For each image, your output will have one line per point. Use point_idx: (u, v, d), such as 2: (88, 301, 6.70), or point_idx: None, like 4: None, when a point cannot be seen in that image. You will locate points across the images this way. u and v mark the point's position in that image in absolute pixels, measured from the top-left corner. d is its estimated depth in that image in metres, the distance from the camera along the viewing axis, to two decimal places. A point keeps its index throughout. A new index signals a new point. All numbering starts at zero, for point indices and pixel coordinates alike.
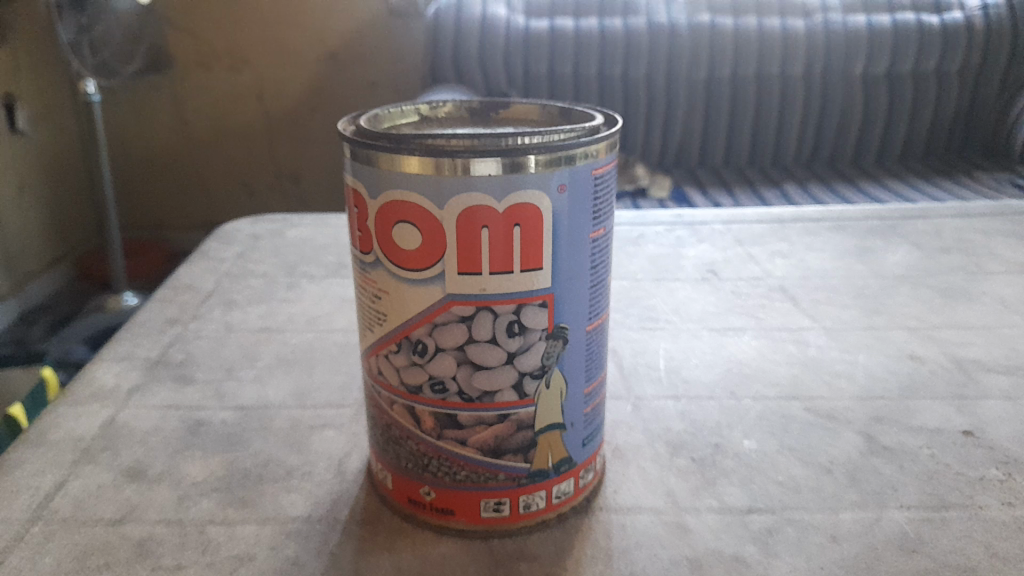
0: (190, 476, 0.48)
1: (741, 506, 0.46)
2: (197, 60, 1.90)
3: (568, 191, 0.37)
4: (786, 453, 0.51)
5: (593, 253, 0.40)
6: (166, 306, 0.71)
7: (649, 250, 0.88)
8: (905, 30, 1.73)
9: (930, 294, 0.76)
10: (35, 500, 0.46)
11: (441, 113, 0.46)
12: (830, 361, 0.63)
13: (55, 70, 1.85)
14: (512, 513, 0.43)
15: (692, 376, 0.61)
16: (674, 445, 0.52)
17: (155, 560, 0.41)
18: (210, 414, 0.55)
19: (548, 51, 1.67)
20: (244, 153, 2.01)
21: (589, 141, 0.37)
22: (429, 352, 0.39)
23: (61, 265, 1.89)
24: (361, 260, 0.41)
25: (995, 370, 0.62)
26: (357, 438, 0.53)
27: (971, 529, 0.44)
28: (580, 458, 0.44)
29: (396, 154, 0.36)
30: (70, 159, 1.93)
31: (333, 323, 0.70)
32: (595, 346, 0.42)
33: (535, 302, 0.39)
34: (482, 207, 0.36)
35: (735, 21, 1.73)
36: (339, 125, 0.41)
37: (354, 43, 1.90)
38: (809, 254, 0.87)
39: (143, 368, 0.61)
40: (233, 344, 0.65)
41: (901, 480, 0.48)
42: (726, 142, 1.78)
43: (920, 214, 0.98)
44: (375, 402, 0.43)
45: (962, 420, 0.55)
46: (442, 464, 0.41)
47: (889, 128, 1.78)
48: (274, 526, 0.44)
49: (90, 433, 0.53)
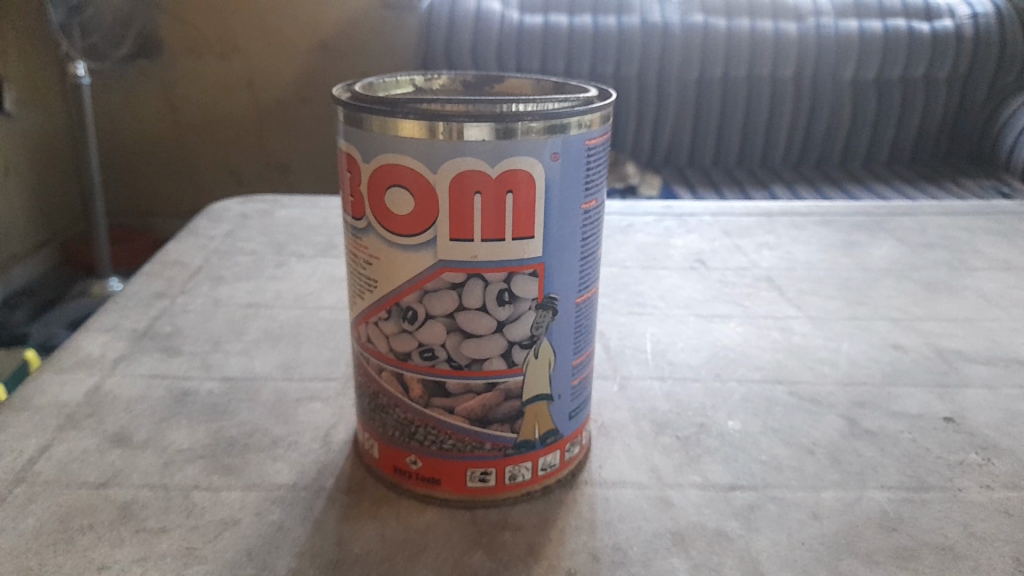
0: (175, 443, 0.48)
1: (724, 483, 0.46)
2: (186, 45, 1.89)
3: (560, 159, 0.37)
4: (769, 433, 0.52)
5: (584, 225, 0.40)
6: (154, 280, 0.71)
7: (637, 239, 0.88)
8: (896, 38, 1.74)
9: (914, 287, 0.77)
10: (18, 463, 0.46)
11: (435, 86, 0.46)
12: (813, 348, 0.64)
13: (42, 51, 1.84)
14: (497, 483, 0.43)
15: (678, 359, 0.62)
16: (659, 424, 0.53)
17: (140, 522, 0.41)
18: (197, 384, 0.55)
19: (542, 50, 1.66)
20: (234, 140, 2.00)
21: (583, 110, 0.37)
22: (419, 319, 0.39)
23: (45, 250, 1.88)
24: (352, 226, 0.41)
25: (976, 360, 0.62)
26: (344, 410, 0.53)
27: (950, 509, 0.45)
28: (567, 431, 0.44)
29: (389, 117, 0.36)
30: (56, 142, 1.91)
31: (321, 300, 0.70)
32: (584, 318, 0.42)
33: (526, 271, 0.39)
34: (475, 173, 0.37)
35: (728, 22, 1.72)
36: (333, 90, 0.41)
37: (346, 33, 1.90)
38: (796, 246, 0.88)
39: (129, 339, 0.61)
40: (221, 318, 0.65)
41: (881, 461, 0.49)
42: (716, 142, 1.79)
43: (907, 211, 0.99)
44: (363, 369, 0.43)
45: (943, 407, 0.56)
46: (430, 432, 0.42)
47: (877, 133, 1.80)
48: (259, 492, 0.44)
49: (75, 399, 0.52)
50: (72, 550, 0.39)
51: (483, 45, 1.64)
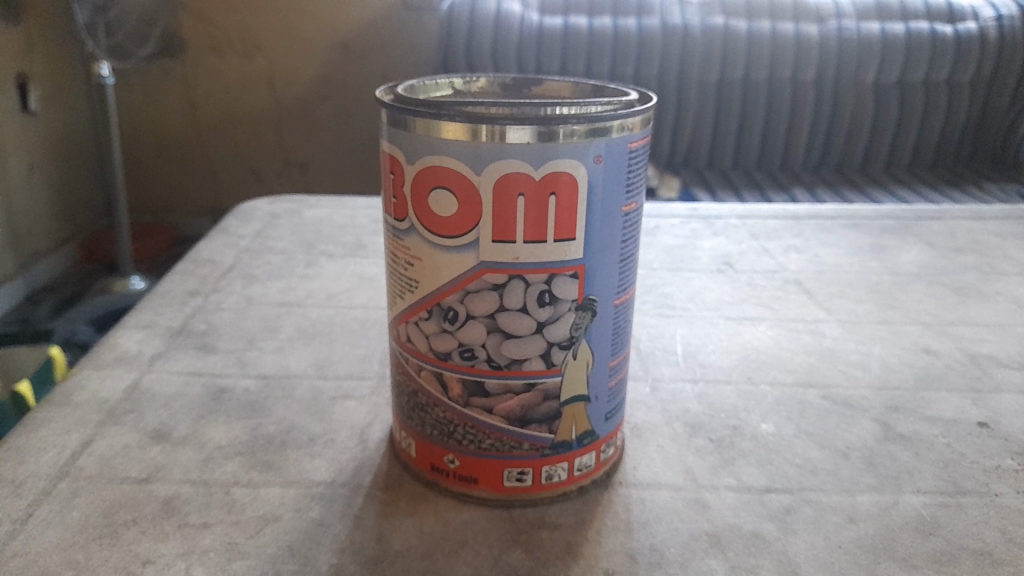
0: (214, 439, 0.49)
1: (760, 485, 0.47)
2: (209, 45, 1.90)
3: (603, 162, 0.38)
4: (803, 437, 0.52)
5: (624, 227, 0.40)
6: (188, 278, 0.72)
7: (664, 241, 0.88)
8: (918, 40, 1.73)
9: (944, 291, 0.77)
10: (61, 458, 0.47)
11: (475, 88, 0.47)
12: (845, 351, 0.64)
13: (67, 51, 1.86)
14: (534, 483, 0.43)
15: (709, 361, 0.62)
16: (692, 426, 0.53)
17: (182, 518, 0.42)
18: (233, 381, 0.56)
19: (561, 51, 1.66)
20: (255, 139, 2.02)
21: (626, 114, 0.37)
22: (459, 319, 0.40)
23: (68, 247, 1.90)
24: (394, 227, 0.42)
25: (1009, 365, 0.62)
26: (379, 408, 0.53)
27: (986, 515, 0.44)
28: (603, 431, 0.44)
29: (434, 119, 0.37)
30: (80, 140, 1.93)
31: (353, 299, 0.71)
32: (621, 320, 0.43)
33: (566, 273, 0.39)
34: (518, 175, 0.37)
35: (749, 25, 1.72)
36: (376, 92, 0.42)
37: (367, 34, 1.90)
38: (824, 249, 0.88)
39: (165, 336, 0.62)
40: (254, 316, 0.66)
41: (917, 466, 0.49)
42: (736, 144, 1.79)
43: (934, 215, 0.98)
44: (402, 367, 0.44)
45: (977, 412, 0.55)
46: (468, 431, 0.42)
47: (899, 136, 1.78)
48: (298, 489, 0.45)
49: (115, 395, 0.53)
50: (116, 544, 0.40)
51: (503, 46, 1.64)
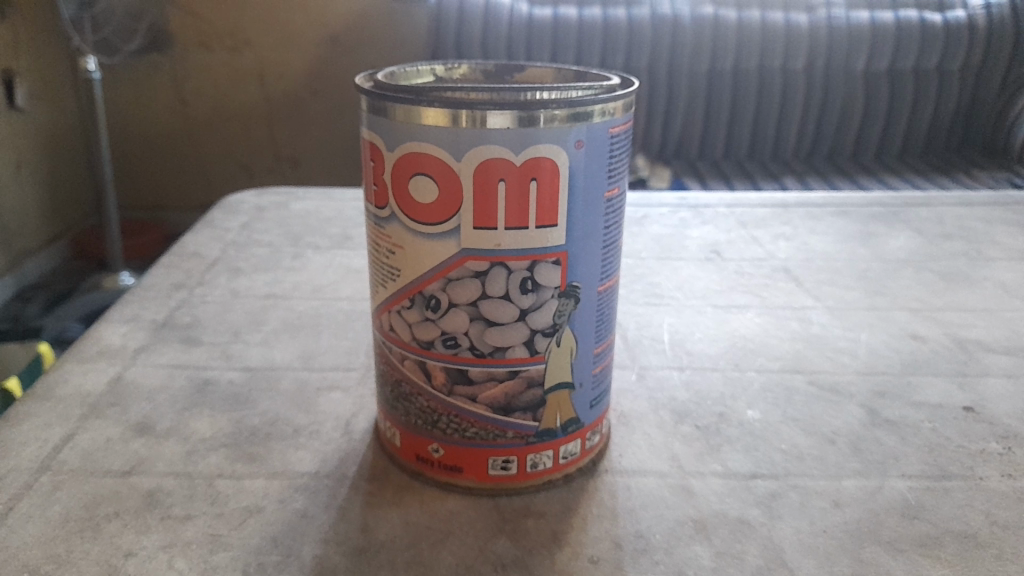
0: (198, 432, 0.49)
1: (746, 472, 0.47)
2: (196, 40, 1.89)
3: (584, 147, 0.37)
4: (789, 423, 0.52)
5: (607, 213, 0.40)
6: (173, 271, 0.72)
7: (653, 230, 0.88)
8: (908, 28, 1.73)
9: (932, 278, 0.77)
10: (43, 451, 0.46)
11: (456, 75, 0.46)
12: (832, 338, 0.64)
13: (53, 47, 1.85)
14: (519, 471, 0.43)
15: (696, 348, 0.62)
16: (679, 413, 0.53)
17: (165, 510, 0.42)
18: (218, 374, 0.55)
19: (551, 42, 1.65)
20: (243, 133, 2.00)
21: (606, 98, 0.37)
22: (442, 307, 0.40)
23: (59, 243, 1.89)
24: (375, 216, 0.41)
25: (996, 350, 0.62)
26: (364, 399, 0.53)
27: (972, 498, 0.44)
28: (588, 419, 0.44)
29: (413, 106, 0.36)
30: (67, 137, 1.92)
31: (339, 291, 0.70)
32: (605, 307, 0.42)
33: (549, 260, 0.39)
34: (499, 162, 0.37)
35: (739, 15, 1.72)
36: (356, 79, 0.41)
37: (355, 27, 1.89)
38: (812, 237, 0.88)
39: (149, 329, 0.61)
40: (239, 309, 0.65)
41: (903, 451, 0.49)
42: (727, 134, 1.79)
43: (922, 202, 0.98)
44: (385, 357, 0.43)
45: (963, 396, 0.55)
46: (452, 420, 0.42)
47: (889, 124, 1.78)
48: (282, 480, 0.44)
49: (98, 389, 0.53)
50: (98, 537, 0.40)
51: (493, 37, 1.63)
